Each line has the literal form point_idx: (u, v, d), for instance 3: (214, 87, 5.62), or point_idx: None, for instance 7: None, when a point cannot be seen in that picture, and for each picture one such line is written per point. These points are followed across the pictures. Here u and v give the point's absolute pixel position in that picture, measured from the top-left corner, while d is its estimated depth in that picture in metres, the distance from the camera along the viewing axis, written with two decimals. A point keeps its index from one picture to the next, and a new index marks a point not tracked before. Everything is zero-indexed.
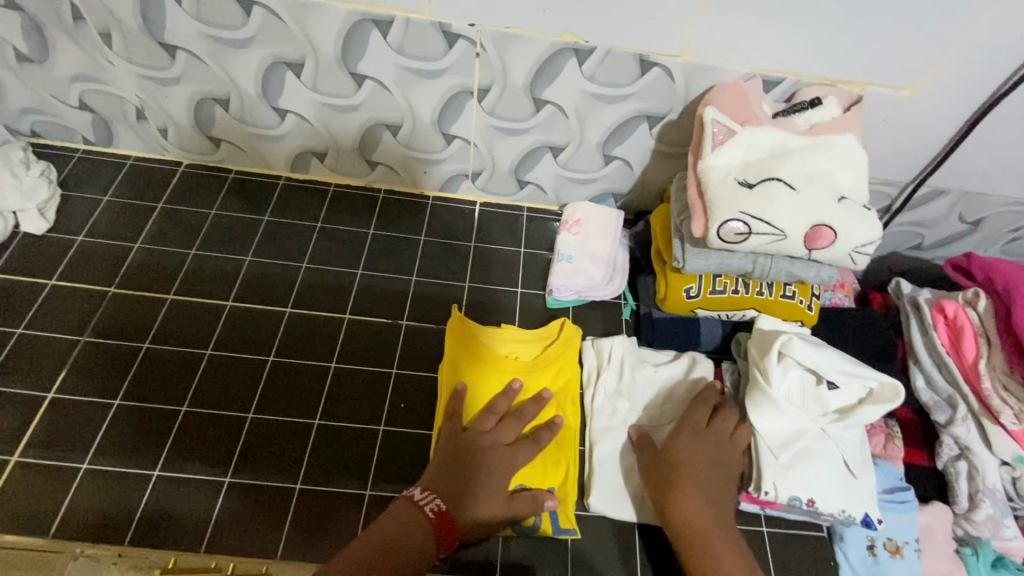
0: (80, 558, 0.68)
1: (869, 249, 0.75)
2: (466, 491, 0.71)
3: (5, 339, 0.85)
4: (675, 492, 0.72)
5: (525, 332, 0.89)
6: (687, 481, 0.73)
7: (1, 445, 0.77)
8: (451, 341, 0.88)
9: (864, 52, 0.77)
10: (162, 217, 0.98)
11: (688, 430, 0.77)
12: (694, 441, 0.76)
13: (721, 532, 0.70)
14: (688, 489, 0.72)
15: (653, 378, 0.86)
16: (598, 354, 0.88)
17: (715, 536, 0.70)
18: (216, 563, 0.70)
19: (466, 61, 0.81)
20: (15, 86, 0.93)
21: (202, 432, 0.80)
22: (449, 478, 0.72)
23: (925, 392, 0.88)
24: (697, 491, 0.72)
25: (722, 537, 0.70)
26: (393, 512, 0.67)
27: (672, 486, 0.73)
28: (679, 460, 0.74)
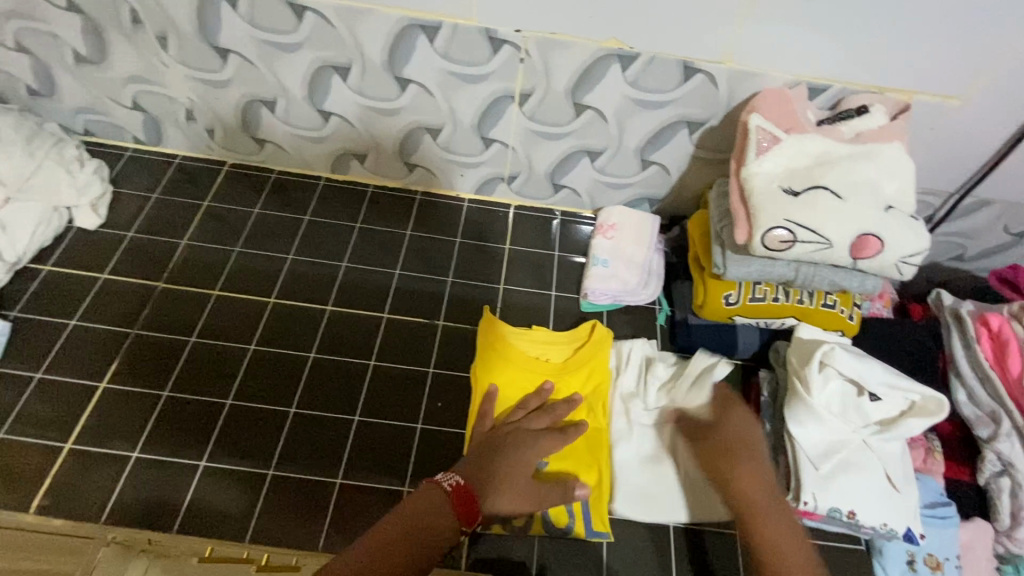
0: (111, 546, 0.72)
1: (916, 259, 0.74)
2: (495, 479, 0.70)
3: (59, 329, 0.88)
4: (724, 456, 0.70)
5: (556, 334, 0.89)
6: (746, 450, 0.69)
7: (56, 431, 0.80)
8: (483, 343, 0.88)
9: (914, 60, 0.76)
10: (207, 216, 1.01)
11: (723, 403, 0.76)
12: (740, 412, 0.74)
13: (775, 498, 0.65)
14: (749, 459, 0.68)
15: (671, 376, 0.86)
16: (618, 356, 0.89)
17: (770, 501, 0.65)
18: (249, 552, 0.73)
19: (510, 66, 0.82)
20: (72, 86, 0.97)
21: (245, 425, 0.82)
22: (475, 466, 0.70)
23: (967, 406, 0.86)
24: (748, 455, 0.69)
25: (776, 503, 0.65)
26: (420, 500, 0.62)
27: (720, 449, 0.71)
28: (726, 428, 0.73)
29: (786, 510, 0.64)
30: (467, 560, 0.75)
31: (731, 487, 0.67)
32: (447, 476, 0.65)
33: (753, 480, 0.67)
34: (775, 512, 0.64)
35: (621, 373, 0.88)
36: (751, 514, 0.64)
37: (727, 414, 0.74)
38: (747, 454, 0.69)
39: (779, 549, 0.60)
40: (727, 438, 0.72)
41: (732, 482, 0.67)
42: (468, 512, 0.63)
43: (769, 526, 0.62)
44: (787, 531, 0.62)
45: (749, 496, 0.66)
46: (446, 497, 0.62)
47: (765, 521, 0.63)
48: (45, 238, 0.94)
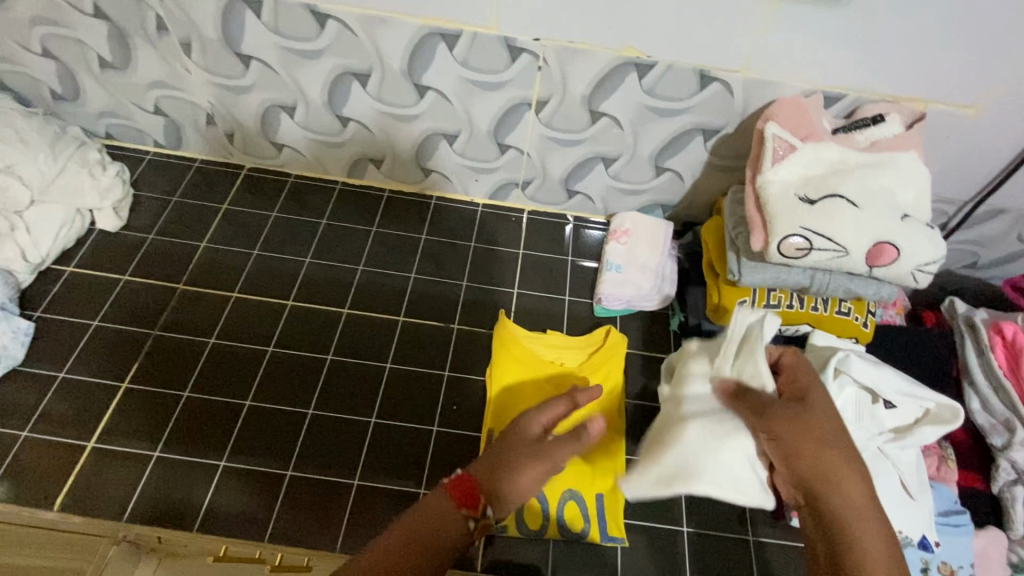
0: (118, 545, 0.68)
1: (931, 268, 0.74)
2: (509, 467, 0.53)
3: (83, 330, 0.90)
4: (807, 441, 0.52)
5: (571, 338, 0.90)
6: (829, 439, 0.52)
7: (81, 430, 0.82)
8: (498, 346, 0.89)
9: (930, 70, 0.76)
10: (225, 219, 1.03)
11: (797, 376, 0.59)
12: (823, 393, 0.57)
13: (868, 500, 0.49)
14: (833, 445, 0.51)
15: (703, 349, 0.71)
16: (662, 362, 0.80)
17: (862, 506, 0.49)
18: (261, 553, 0.73)
19: (528, 73, 0.83)
20: (95, 91, 0.98)
21: (264, 426, 0.83)
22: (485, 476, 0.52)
23: (980, 414, 0.86)
24: (836, 441, 0.52)
25: (868, 509, 0.49)
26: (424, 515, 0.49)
27: (804, 430, 0.52)
28: (814, 408, 0.54)
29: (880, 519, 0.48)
30: (483, 562, 0.76)
31: (816, 477, 0.50)
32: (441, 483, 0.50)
33: (842, 475, 0.50)
34: (866, 521, 0.48)
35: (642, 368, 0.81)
36: (837, 522, 0.48)
37: (813, 395, 0.56)
38: (838, 444, 0.51)
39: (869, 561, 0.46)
40: (816, 429, 0.52)
41: (819, 475, 0.50)
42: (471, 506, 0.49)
43: (857, 533, 0.47)
44: (879, 546, 0.47)
45: (835, 491, 0.49)
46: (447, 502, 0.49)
47: (852, 527, 0.48)
48: (68, 240, 0.96)
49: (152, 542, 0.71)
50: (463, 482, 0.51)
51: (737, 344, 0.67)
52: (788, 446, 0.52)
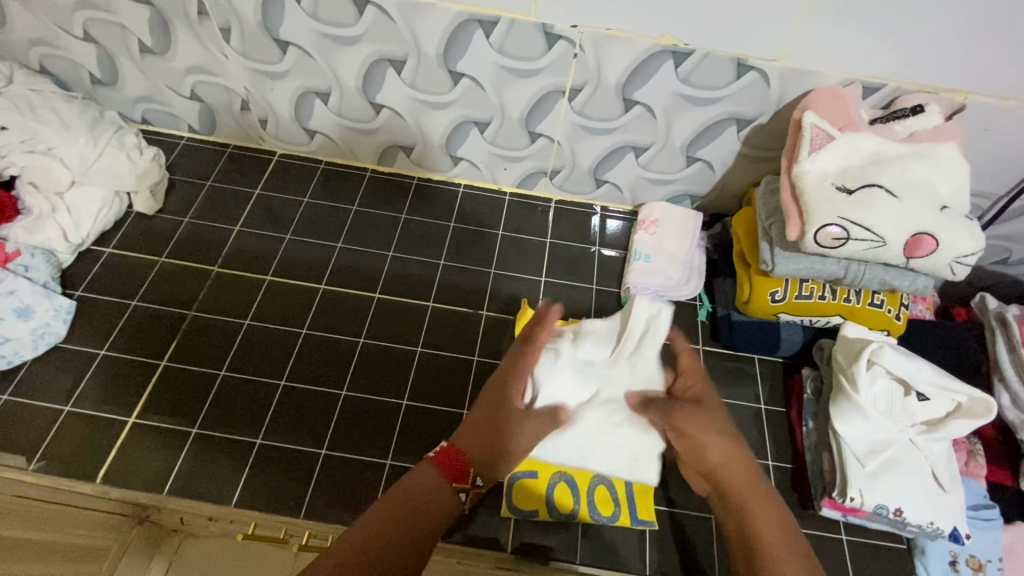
0: (144, 523, 0.75)
1: (970, 259, 0.73)
2: (496, 420, 0.65)
3: (121, 310, 0.92)
4: (704, 434, 0.65)
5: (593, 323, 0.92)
6: (718, 431, 0.65)
7: (122, 406, 0.84)
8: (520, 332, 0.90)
9: (973, 62, 0.76)
10: (258, 204, 1.04)
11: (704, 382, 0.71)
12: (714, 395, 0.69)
13: (759, 480, 0.62)
14: (719, 437, 0.65)
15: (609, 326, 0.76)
16: None
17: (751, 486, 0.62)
18: (286, 532, 0.75)
19: (564, 61, 0.84)
20: (134, 76, 1.00)
21: (297, 407, 0.85)
22: (479, 429, 0.64)
23: (1011, 410, 0.85)
24: (725, 432, 0.65)
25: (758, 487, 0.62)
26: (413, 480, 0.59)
27: (707, 426, 0.66)
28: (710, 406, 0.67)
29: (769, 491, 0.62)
30: (512, 543, 0.77)
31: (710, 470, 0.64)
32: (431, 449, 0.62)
33: (734, 462, 0.63)
34: (757, 500, 0.61)
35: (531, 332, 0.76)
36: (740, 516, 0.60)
37: (708, 397, 0.68)
38: (724, 434, 0.65)
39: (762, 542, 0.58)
40: (711, 426, 0.66)
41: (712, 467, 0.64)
42: (457, 471, 0.60)
43: (758, 514, 0.60)
44: (771, 518, 0.60)
45: (733, 476, 0.63)
46: (432, 472, 0.60)
47: (753, 509, 0.60)
48: (107, 222, 0.98)
49: (174, 524, 0.76)
50: (447, 455, 0.61)
51: (638, 336, 0.74)
52: (689, 438, 0.66)
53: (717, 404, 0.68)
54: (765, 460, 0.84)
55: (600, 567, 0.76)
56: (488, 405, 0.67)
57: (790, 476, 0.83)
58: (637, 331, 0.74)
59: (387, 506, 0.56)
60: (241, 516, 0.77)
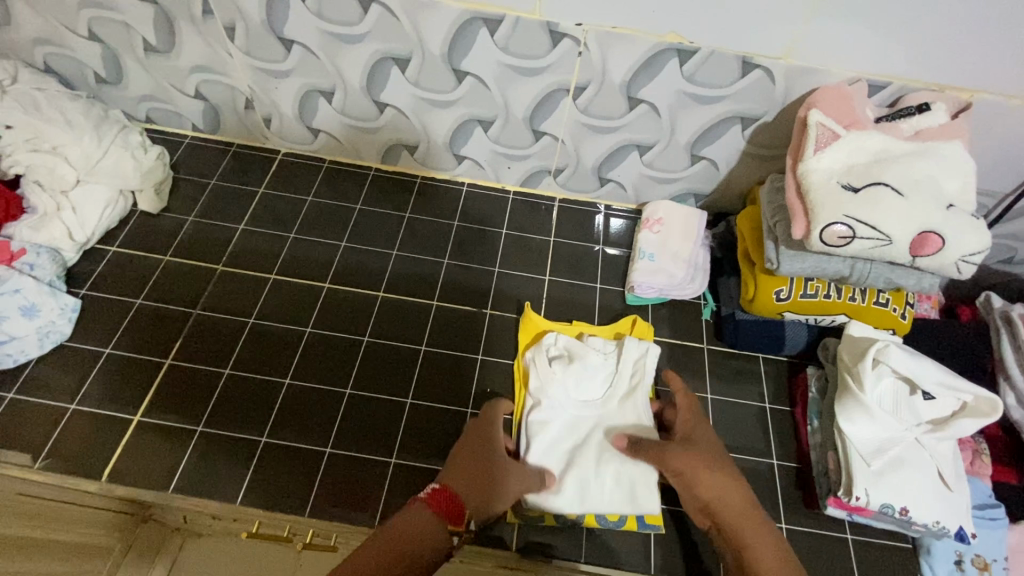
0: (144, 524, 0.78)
1: (977, 258, 0.73)
2: (480, 464, 0.70)
3: (126, 308, 0.92)
4: (699, 470, 0.69)
5: (598, 327, 0.92)
6: (709, 466, 0.70)
7: (127, 404, 0.84)
8: (524, 337, 0.90)
9: (979, 60, 0.75)
10: (262, 202, 1.05)
11: (693, 425, 0.77)
12: (706, 435, 0.75)
13: (752, 508, 0.67)
14: (710, 473, 0.69)
15: (603, 365, 0.85)
16: (554, 348, 0.86)
17: (745, 515, 0.66)
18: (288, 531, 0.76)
19: (568, 59, 0.84)
20: (138, 75, 1.00)
21: (301, 405, 0.85)
22: (464, 469, 0.69)
23: (1017, 409, 0.86)
24: (721, 468, 0.70)
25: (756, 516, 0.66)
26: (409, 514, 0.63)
27: (697, 462, 0.70)
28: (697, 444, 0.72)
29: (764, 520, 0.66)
30: (517, 542, 0.77)
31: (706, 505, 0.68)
32: (425, 488, 0.66)
33: (727, 494, 0.67)
34: (752, 528, 0.65)
35: (532, 372, 0.84)
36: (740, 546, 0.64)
37: (697, 436, 0.74)
38: (716, 469, 0.69)
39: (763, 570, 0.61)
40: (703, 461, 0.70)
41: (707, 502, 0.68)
42: (451, 513, 0.64)
43: (755, 537, 0.64)
44: (765, 541, 0.64)
45: (731, 506, 0.67)
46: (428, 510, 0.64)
47: (747, 535, 0.64)
48: (112, 220, 0.99)
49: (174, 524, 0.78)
50: (442, 493, 0.65)
51: (628, 378, 0.84)
52: (683, 475, 0.70)
53: (705, 442, 0.74)
54: (770, 459, 0.83)
55: (603, 566, 0.76)
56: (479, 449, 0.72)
57: (795, 474, 0.82)
58: (627, 372, 0.84)
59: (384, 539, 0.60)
60: (245, 514, 0.77)
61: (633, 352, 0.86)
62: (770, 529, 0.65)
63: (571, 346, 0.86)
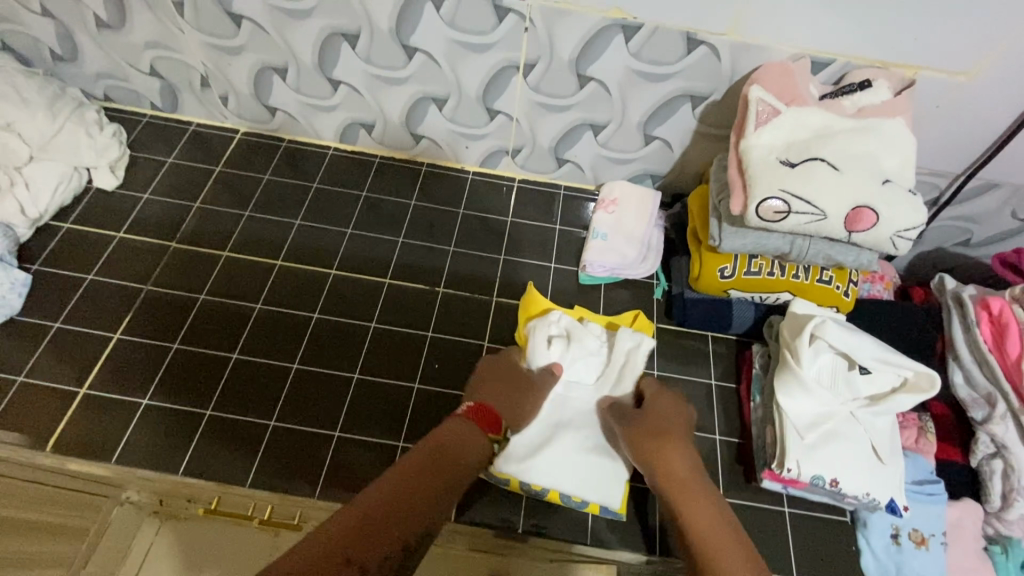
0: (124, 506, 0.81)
1: (912, 233, 0.73)
2: (504, 384, 0.79)
3: (77, 283, 0.92)
4: (661, 444, 0.73)
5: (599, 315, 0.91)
6: (669, 437, 0.73)
7: (75, 376, 0.84)
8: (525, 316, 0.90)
9: (919, 36, 0.75)
10: (219, 180, 1.05)
11: (655, 396, 0.79)
12: (677, 413, 0.77)
13: (697, 477, 0.69)
14: (670, 443, 0.73)
15: (599, 353, 0.86)
16: (558, 325, 0.87)
17: (694, 482, 0.68)
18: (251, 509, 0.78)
19: (515, 35, 0.84)
20: (93, 51, 1.00)
21: (249, 378, 0.86)
22: (485, 386, 0.78)
23: (963, 388, 0.86)
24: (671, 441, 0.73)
25: (701, 486, 0.68)
26: (451, 424, 0.71)
27: (655, 435, 0.74)
28: (661, 414, 0.76)
29: (712, 492, 0.67)
30: (460, 515, 0.77)
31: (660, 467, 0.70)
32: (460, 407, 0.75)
33: (682, 466, 0.70)
34: (700, 493, 0.67)
35: (530, 342, 0.85)
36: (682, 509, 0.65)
37: (658, 408, 0.77)
38: (674, 441, 0.73)
39: (703, 524, 0.62)
40: (663, 435, 0.74)
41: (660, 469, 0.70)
42: (488, 422, 0.74)
43: (694, 503, 0.65)
44: (710, 508, 0.65)
45: (680, 480, 0.69)
46: (470, 423, 0.72)
47: (688, 503, 0.66)
48: (66, 197, 0.99)
49: (152, 507, 0.81)
50: (481, 411, 0.74)
51: (620, 369, 0.84)
52: (643, 445, 0.73)
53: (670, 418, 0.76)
54: (713, 434, 0.84)
55: (542, 536, 0.77)
56: (495, 380, 0.79)
57: (737, 449, 0.83)
58: (619, 364, 0.84)
59: (433, 445, 0.66)
60: (204, 490, 0.78)
61: (625, 347, 0.85)
62: (716, 500, 0.66)
63: (570, 327, 0.86)
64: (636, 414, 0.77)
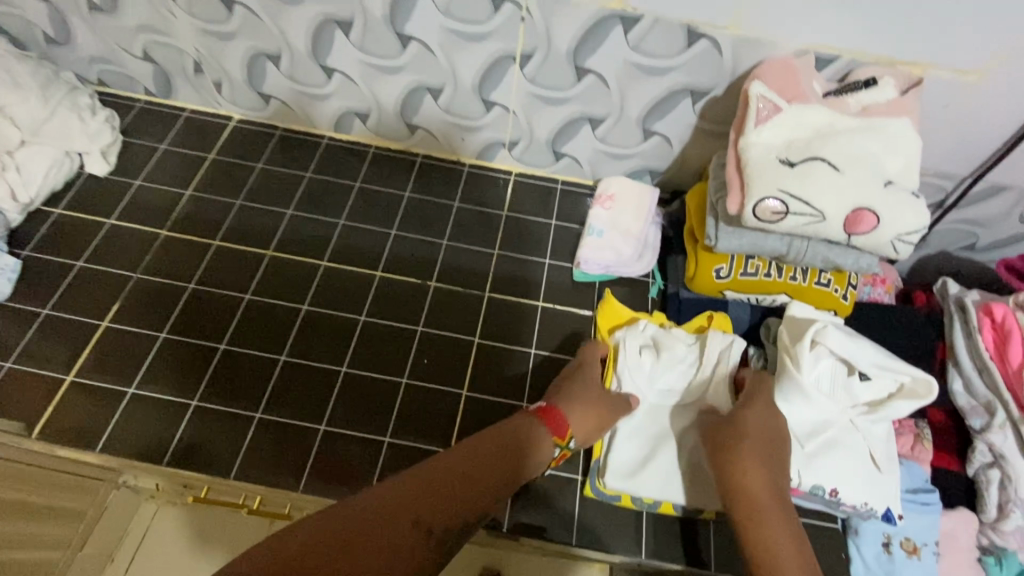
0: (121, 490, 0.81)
1: (913, 237, 0.72)
2: (570, 384, 0.76)
3: (65, 270, 0.92)
4: (742, 458, 0.69)
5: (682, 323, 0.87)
6: (751, 452, 0.69)
7: (60, 363, 0.84)
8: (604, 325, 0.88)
9: (926, 33, 0.73)
10: (212, 168, 1.03)
11: (748, 401, 0.73)
12: (764, 420, 0.72)
13: (780, 502, 0.67)
14: (750, 459, 0.68)
15: (689, 359, 0.81)
16: (644, 333, 0.83)
17: (769, 502, 0.67)
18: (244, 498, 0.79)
19: (511, 25, 0.82)
20: (85, 35, 0.99)
21: (235, 369, 0.85)
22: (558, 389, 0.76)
23: (961, 395, 0.84)
24: (758, 456, 0.69)
25: (782, 513, 0.66)
26: (522, 420, 0.69)
27: (738, 448, 0.69)
28: (749, 422, 0.71)
29: (788, 517, 0.66)
30: None
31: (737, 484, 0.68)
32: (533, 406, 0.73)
33: (763, 487, 0.67)
34: (775, 520, 0.65)
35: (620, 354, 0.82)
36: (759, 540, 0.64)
37: (748, 415, 0.72)
38: (760, 459, 0.69)
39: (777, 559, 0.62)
40: (745, 449, 0.69)
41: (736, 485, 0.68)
42: (557, 424, 0.71)
43: (769, 532, 0.64)
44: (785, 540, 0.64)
45: (755, 502, 0.67)
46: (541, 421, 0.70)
47: (758, 530, 0.65)
48: (57, 182, 0.98)
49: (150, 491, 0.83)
50: (551, 411, 0.72)
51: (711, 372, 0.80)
52: (723, 456, 0.70)
53: (758, 426, 0.71)
54: None
55: (529, 536, 0.76)
56: (567, 383, 0.77)
57: None
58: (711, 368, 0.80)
59: (499, 435, 0.65)
60: (195, 480, 0.78)
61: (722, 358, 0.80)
62: (791, 528, 0.65)
63: (657, 336, 0.83)
64: (723, 418, 0.73)
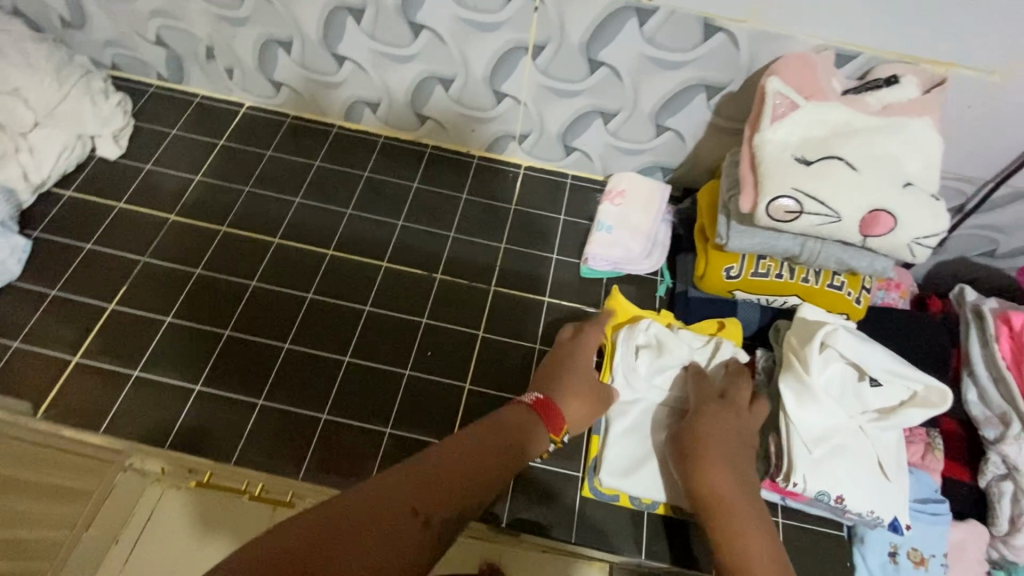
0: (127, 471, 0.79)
1: (931, 241, 0.70)
2: (564, 377, 0.74)
3: (75, 252, 0.92)
4: (703, 461, 0.68)
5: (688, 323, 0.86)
6: (713, 455, 0.68)
7: (67, 345, 0.84)
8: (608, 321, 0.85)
9: (952, 30, 0.71)
10: (222, 154, 1.03)
11: (705, 405, 0.73)
12: (722, 422, 0.71)
13: (749, 502, 0.66)
14: (711, 461, 0.68)
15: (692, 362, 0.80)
16: (647, 335, 0.82)
17: (737, 502, 0.65)
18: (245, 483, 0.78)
19: (524, 14, 0.81)
20: (100, 18, 0.99)
21: (240, 355, 0.85)
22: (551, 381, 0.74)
23: (976, 405, 0.82)
24: (719, 458, 0.68)
25: (752, 513, 0.65)
26: (516, 411, 0.67)
27: (699, 452, 0.69)
28: (707, 424, 0.71)
29: (760, 516, 0.65)
30: None
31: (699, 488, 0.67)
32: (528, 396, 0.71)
33: (726, 487, 0.66)
34: (746, 522, 0.64)
35: (617, 351, 0.81)
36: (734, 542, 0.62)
37: (703, 418, 0.71)
38: (720, 460, 0.68)
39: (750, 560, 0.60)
40: (704, 451, 0.69)
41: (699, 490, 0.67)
42: (552, 417, 0.69)
43: (740, 535, 0.63)
44: (760, 539, 0.62)
45: (721, 504, 0.65)
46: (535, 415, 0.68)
47: (729, 531, 0.63)
48: (68, 164, 0.98)
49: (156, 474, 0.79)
50: (546, 404, 0.70)
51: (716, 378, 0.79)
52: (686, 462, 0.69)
53: (715, 428, 0.70)
54: None
55: (528, 533, 0.75)
56: (560, 375, 0.75)
57: None
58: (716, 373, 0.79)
59: (493, 428, 0.63)
60: (196, 464, 0.78)
61: (720, 363, 0.79)
62: (763, 527, 0.64)
63: (660, 337, 0.81)
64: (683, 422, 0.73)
